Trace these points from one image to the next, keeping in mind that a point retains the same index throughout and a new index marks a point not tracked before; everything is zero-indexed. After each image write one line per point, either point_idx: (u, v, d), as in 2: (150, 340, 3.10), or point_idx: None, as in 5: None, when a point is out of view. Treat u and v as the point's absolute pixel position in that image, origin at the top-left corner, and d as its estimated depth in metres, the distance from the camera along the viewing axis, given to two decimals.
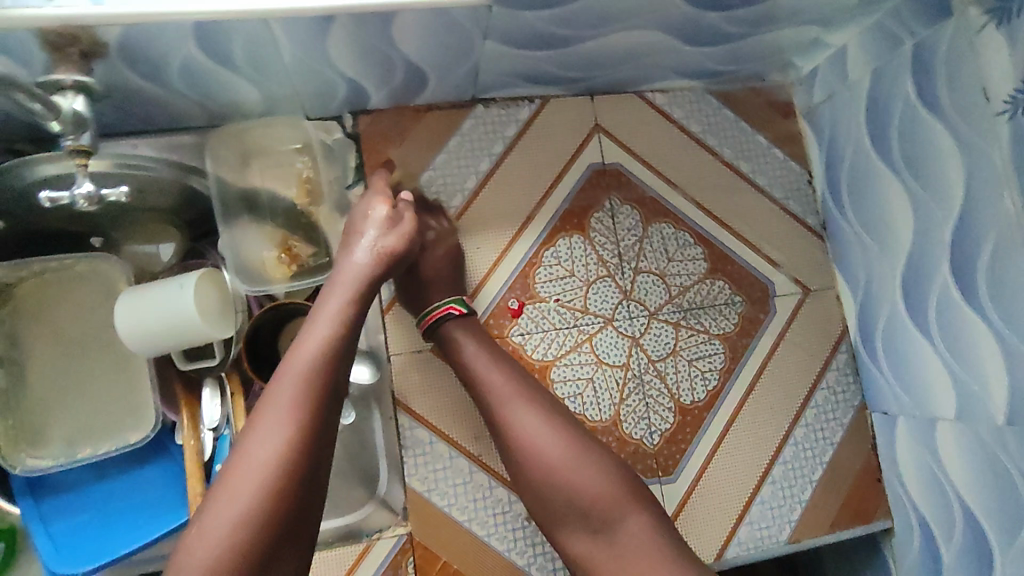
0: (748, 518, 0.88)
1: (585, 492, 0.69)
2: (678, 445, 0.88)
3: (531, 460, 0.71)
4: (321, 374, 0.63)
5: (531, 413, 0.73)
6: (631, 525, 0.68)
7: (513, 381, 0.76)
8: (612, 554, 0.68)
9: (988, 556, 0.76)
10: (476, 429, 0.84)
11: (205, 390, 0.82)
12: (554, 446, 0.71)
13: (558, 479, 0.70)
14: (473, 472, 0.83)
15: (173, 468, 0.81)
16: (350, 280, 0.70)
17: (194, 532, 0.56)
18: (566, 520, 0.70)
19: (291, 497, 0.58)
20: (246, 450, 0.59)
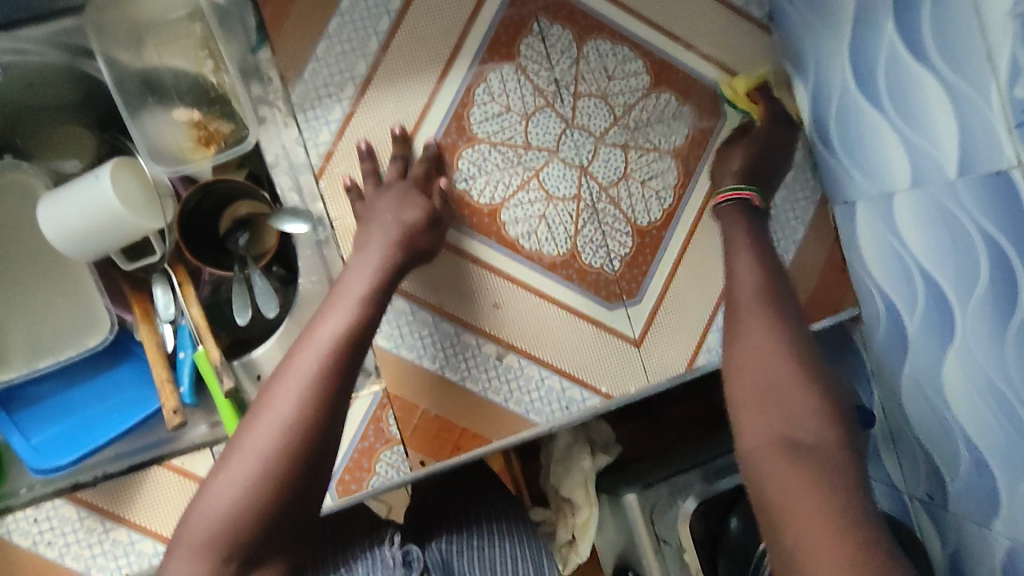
0: (716, 326, 0.89)
1: (806, 424, 0.58)
2: (641, 267, 0.88)
3: (769, 368, 0.62)
4: (345, 344, 0.61)
5: (780, 336, 0.64)
6: (827, 436, 0.58)
7: (769, 287, 0.69)
8: (806, 485, 0.54)
9: (950, 313, 0.77)
10: (435, 280, 0.84)
11: (154, 289, 0.82)
12: (785, 372, 0.61)
13: (775, 388, 0.61)
14: (439, 323, 0.83)
15: (141, 366, 0.83)
16: (376, 251, 0.71)
17: (218, 475, 0.55)
18: (764, 413, 0.60)
19: (311, 458, 0.56)
20: (265, 408, 0.57)
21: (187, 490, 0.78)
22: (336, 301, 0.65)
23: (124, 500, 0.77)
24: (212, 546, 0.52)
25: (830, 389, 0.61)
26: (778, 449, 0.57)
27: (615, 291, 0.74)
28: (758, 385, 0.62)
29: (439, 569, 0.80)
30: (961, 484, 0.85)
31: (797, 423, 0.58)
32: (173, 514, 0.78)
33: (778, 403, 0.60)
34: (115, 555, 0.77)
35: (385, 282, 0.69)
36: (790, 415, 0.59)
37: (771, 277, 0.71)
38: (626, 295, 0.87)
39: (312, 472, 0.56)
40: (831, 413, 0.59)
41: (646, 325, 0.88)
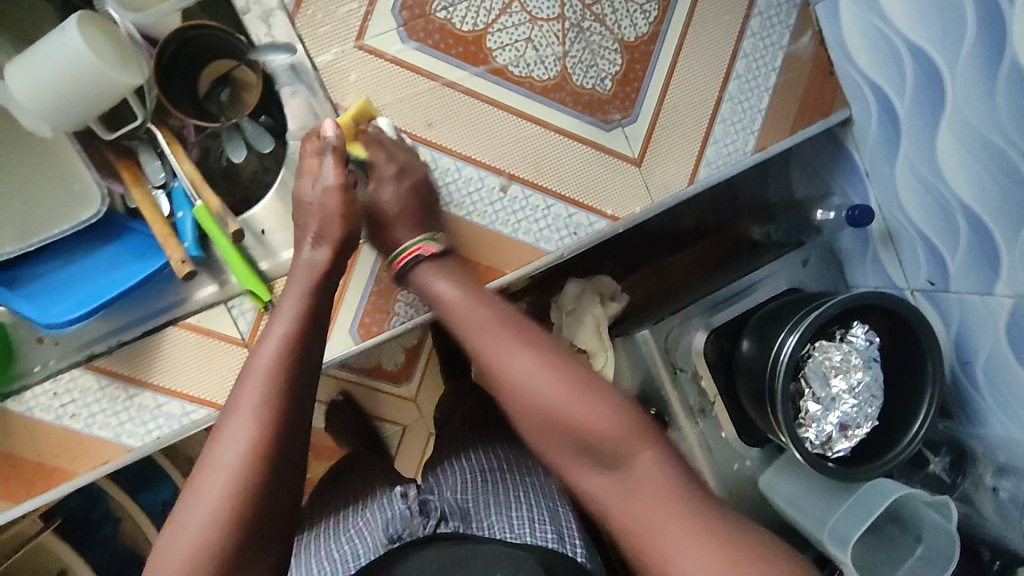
0: (713, 139, 0.89)
1: (596, 432, 0.57)
2: (632, 85, 0.87)
3: (526, 405, 0.60)
4: (282, 371, 0.59)
5: (522, 351, 0.61)
6: (642, 461, 0.56)
7: (496, 316, 0.65)
8: (625, 489, 0.56)
9: (940, 85, 0.79)
10: (428, 115, 0.82)
11: (143, 157, 0.80)
12: (557, 391, 0.59)
13: (548, 414, 0.58)
14: (438, 160, 0.82)
15: (138, 238, 0.82)
16: (304, 277, 0.69)
17: (181, 520, 0.53)
18: (568, 455, 0.58)
19: (264, 498, 0.54)
20: (213, 449, 0.55)
21: (207, 345, 0.78)
22: (268, 330, 0.63)
23: (145, 363, 0.77)
24: None
25: (619, 400, 0.59)
26: None
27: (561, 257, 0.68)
28: (536, 415, 0.59)
29: (449, 523, 0.82)
30: (960, 261, 0.88)
31: (605, 456, 0.57)
32: (195, 370, 0.77)
33: (570, 423, 0.58)
34: (144, 420, 0.76)
35: (320, 307, 0.67)
36: (563, 457, 0.59)
37: (497, 310, 0.66)
38: (622, 115, 0.87)
39: (271, 499, 0.55)
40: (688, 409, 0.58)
41: (644, 144, 0.88)
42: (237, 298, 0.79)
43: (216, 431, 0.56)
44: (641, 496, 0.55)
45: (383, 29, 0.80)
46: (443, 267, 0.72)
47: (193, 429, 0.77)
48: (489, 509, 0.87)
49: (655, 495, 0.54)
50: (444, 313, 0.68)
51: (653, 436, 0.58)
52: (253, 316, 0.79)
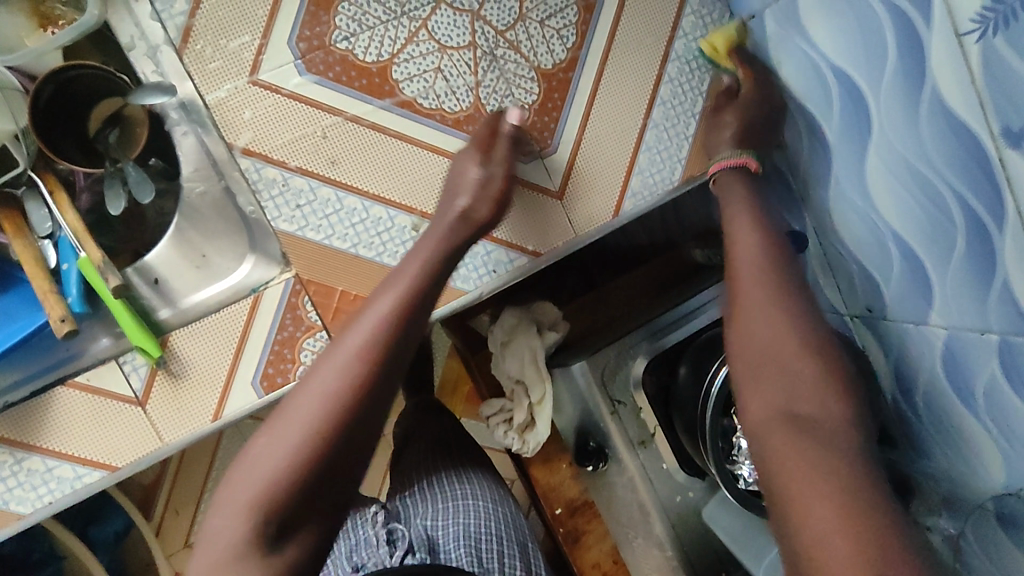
0: (638, 168, 0.85)
1: (801, 381, 0.59)
2: (551, 114, 0.83)
3: (744, 351, 0.63)
4: (392, 323, 0.60)
5: (770, 302, 0.64)
6: (799, 425, 0.56)
7: (769, 254, 0.68)
8: (813, 438, 0.55)
9: (866, 110, 0.76)
10: (332, 153, 0.77)
11: (26, 206, 0.75)
12: (786, 338, 0.62)
13: (772, 358, 0.61)
14: (342, 199, 0.78)
15: (30, 292, 0.78)
16: (445, 231, 0.72)
17: (262, 443, 0.54)
18: (764, 385, 0.60)
19: (354, 436, 0.55)
20: (311, 381, 0.57)
21: (96, 404, 0.73)
22: (392, 282, 0.65)
23: (32, 425, 0.72)
24: (245, 522, 0.52)
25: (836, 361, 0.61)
26: (778, 420, 0.57)
27: (746, 216, 0.73)
28: (752, 359, 0.62)
29: (415, 554, 0.86)
30: (896, 289, 0.85)
31: (801, 403, 0.57)
32: (88, 431, 0.73)
33: (769, 375, 0.60)
34: (34, 485, 0.72)
35: (452, 262, 0.70)
36: (794, 392, 0.58)
37: (757, 254, 0.69)
38: (540, 146, 0.83)
39: (346, 451, 0.54)
40: (828, 376, 0.59)
41: (565, 176, 0.84)
42: (129, 355, 0.75)
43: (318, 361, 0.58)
44: (800, 453, 0.54)
45: (279, 63, 0.76)
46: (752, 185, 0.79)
47: (88, 493, 0.73)
48: (467, 542, 0.87)
49: (816, 455, 0.53)
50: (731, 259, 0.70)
51: (836, 384, 0.59)
52: (146, 372, 0.74)
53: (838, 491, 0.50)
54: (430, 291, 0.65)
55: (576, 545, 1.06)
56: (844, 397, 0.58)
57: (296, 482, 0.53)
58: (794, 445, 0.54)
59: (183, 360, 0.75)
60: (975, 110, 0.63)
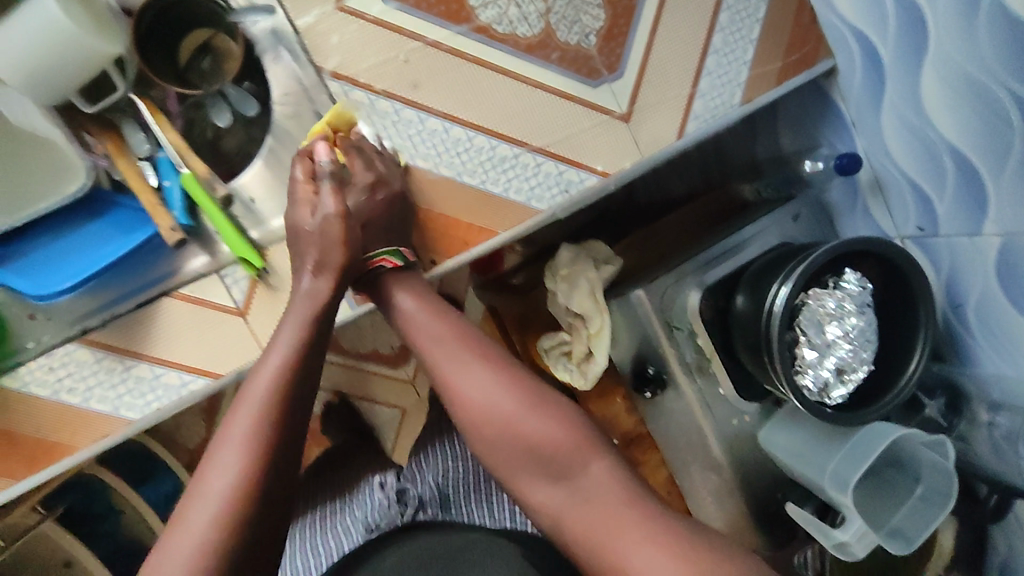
0: (699, 92, 0.89)
1: (551, 439, 0.66)
2: (617, 40, 0.86)
3: (483, 419, 0.68)
4: (283, 382, 0.63)
5: (485, 367, 0.71)
6: (593, 467, 0.65)
7: (504, 372, 0.70)
8: (579, 501, 0.64)
9: (923, 24, 0.80)
10: (413, 76, 0.81)
11: (125, 129, 0.79)
12: (507, 406, 0.68)
13: (520, 436, 0.67)
14: (425, 120, 0.82)
15: (124, 211, 0.80)
16: (307, 303, 0.71)
17: (196, 504, 0.56)
18: (522, 465, 0.67)
19: (273, 478, 0.59)
20: (212, 454, 0.59)
21: (201, 315, 0.77)
22: (281, 330, 0.68)
23: (141, 335, 0.76)
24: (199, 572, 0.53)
25: (579, 422, 0.68)
26: (603, 480, 0.65)
27: (418, 317, 0.75)
28: (493, 435, 0.68)
29: (426, 512, 0.90)
30: (948, 203, 0.89)
31: (573, 475, 0.65)
32: (192, 339, 0.77)
33: (520, 436, 0.67)
34: (143, 392, 0.76)
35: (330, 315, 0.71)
36: (512, 465, 0.68)
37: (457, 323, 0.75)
38: (607, 71, 0.87)
39: (274, 498, 0.59)
40: (586, 444, 0.66)
41: (630, 100, 0.87)
42: (230, 267, 0.78)
43: (223, 427, 0.60)
44: (578, 506, 0.64)
45: None
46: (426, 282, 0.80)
47: (192, 400, 0.77)
48: (469, 497, 0.94)
49: (615, 512, 0.62)
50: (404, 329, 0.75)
51: (609, 458, 0.66)
52: (247, 285, 0.78)
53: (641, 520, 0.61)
54: (322, 338, 0.69)
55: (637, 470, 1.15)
56: (592, 434, 0.68)
57: (212, 554, 0.54)
58: (633, 518, 0.61)
59: (280, 272, 0.79)
60: None
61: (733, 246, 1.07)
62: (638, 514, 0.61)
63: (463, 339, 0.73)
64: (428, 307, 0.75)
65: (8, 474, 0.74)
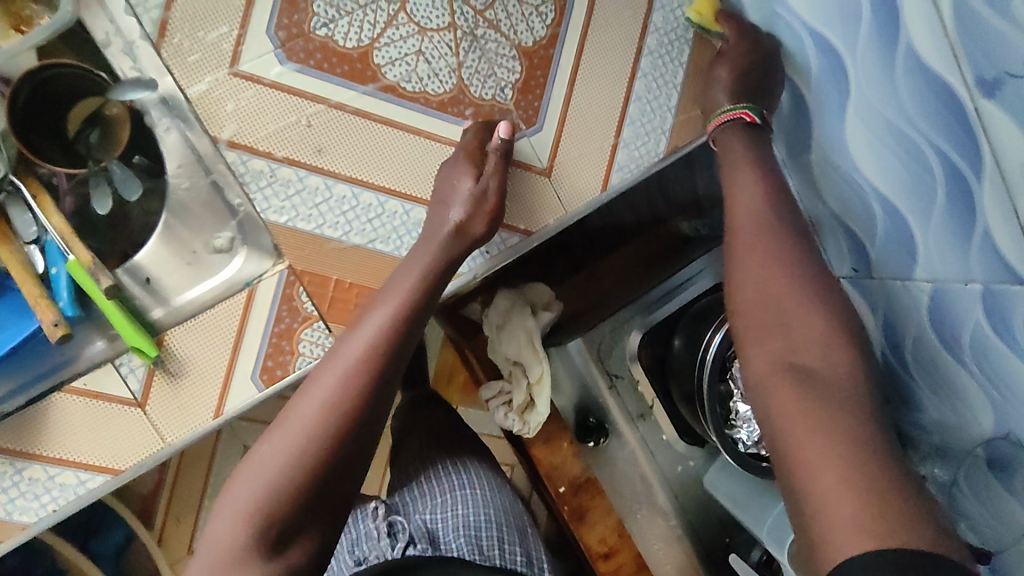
0: (622, 141, 0.86)
1: (812, 325, 0.59)
2: (534, 93, 0.83)
3: (754, 310, 0.62)
4: (384, 347, 0.65)
5: (768, 264, 0.63)
6: (838, 369, 0.56)
7: (771, 236, 0.65)
8: (810, 398, 0.55)
9: (846, 70, 0.79)
10: (317, 141, 0.77)
11: (7, 212, 0.73)
12: (807, 299, 0.60)
13: (767, 310, 0.61)
14: (332, 187, 0.77)
15: (14, 299, 0.76)
16: (434, 234, 0.75)
17: (254, 461, 0.57)
18: (762, 337, 0.59)
19: (352, 438, 0.58)
20: (310, 392, 0.61)
21: (96, 408, 0.73)
22: (377, 307, 0.69)
23: (32, 433, 0.71)
24: (260, 511, 0.54)
25: (830, 320, 0.60)
26: (784, 377, 0.57)
27: (748, 162, 0.73)
28: (759, 314, 0.61)
29: (416, 543, 0.89)
30: (880, 246, 0.87)
31: (799, 351, 0.58)
32: (87, 435, 0.73)
33: (796, 331, 0.59)
34: (37, 493, 0.71)
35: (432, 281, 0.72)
36: (783, 354, 0.58)
37: (766, 217, 0.68)
38: (525, 124, 0.83)
39: (351, 446, 0.58)
40: (838, 335, 0.58)
41: (551, 153, 0.84)
42: (125, 355, 0.74)
43: (314, 376, 0.62)
44: (810, 430, 0.53)
45: (258, 53, 0.75)
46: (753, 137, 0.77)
47: (92, 498, 0.72)
48: (471, 534, 0.88)
49: (829, 428, 0.53)
50: (729, 219, 0.70)
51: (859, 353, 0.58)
52: (143, 373, 0.73)
53: (879, 485, 0.49)
54: (422, 308, 0.70)
55: (582, 521, 1.11)
56: (858, 357, 0.58)
57: (291, 491, 0.55)
58: (808, 415, 0.54)
59: (181, 359, 0.74)
60: (948, 63, 0.66)
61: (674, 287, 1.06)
62: (858, 457, 0.50)
63: (767, 195, 0.68)
64: (750, 159, 0.73)
65: None
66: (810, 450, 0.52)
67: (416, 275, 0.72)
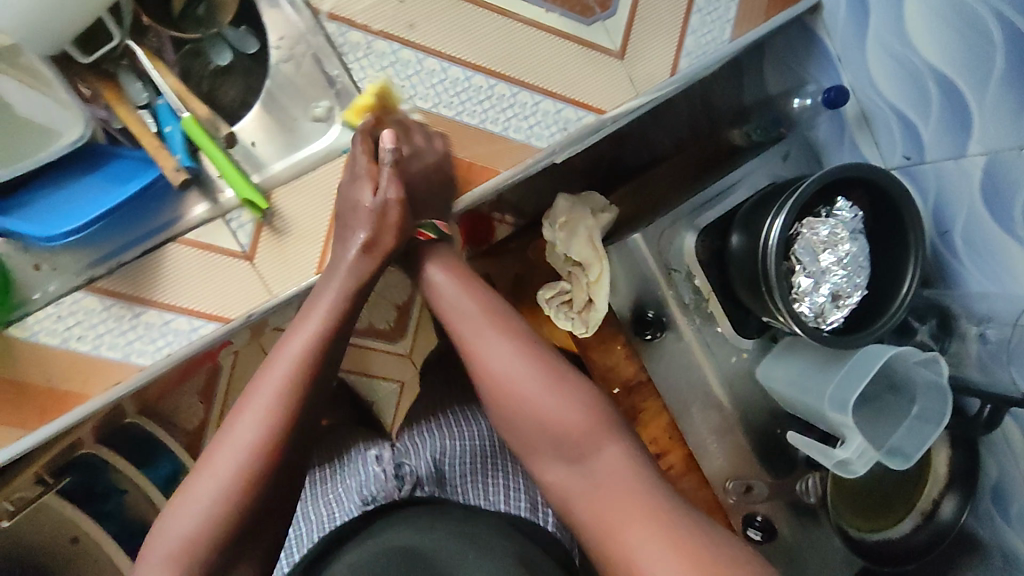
0: (690, 29, 0.91)
1: (562, 423, 0.70)
2: None
3: (523, 412, 0.72)
4: (301, 377, 0.67)
5: (505, 349, 0.74)
6: (607, 453, 0.69)
7: (491, 311, 0.76)
8: (589, 484, 0.68)
9: None
10: (408, 16, 0.81)
11: (122, 78, 0.79)
12: (568, 416, 0.70)
13: (530, 410, 0.71)
14: (423, 61, 0.82)
15: (128, 161, 0.80)
16: (343, 278, 0.74)
17: (180, 503, 0.63)
18: (539, 447, 0.72)
19: (264, 478, 0.64)
20: (223, 437, 0.65)
21: (209, 259, 0.77)
22: (295, 331, 0.70)
23: (148, 281, 0.76)
24: (183, 556, 0.61)
25: (593, 402, 0.72)
26: (564, 459, 0.70)
27: (451, 286, 0.77)
28: (526, 426, 0.72)
29: (424, 488, 0.89)
30: (933, 128, 0.93)
31: (583, 457, 0.69)
32: (201, 284, 0.77)
33: (537, 419, 0.71)
34: (153, 337, 0.76)
35: (352, 304, 0.73)
36: (531, 443, 0.72)
37: (485, 300, 0.77)
38: (600, 9, 0.87)
39: (271, 482, 0.65)
40: (603, 427, 0.70)
41: (623, 38, 0.89)
42: (236, 211, 0.79)
43: (232, 419, 0.65)
44: (590, 491, 0.68)
45: None
46: (458, 255, 0.81)
47: (203, 345, 0.77)
48: (472, 478, 0.93)
49: (638, 483, 0.67)
50: (436, 300, 0.78)
51: (621, 428, 0.71)
52: (253, 228, 0.78)
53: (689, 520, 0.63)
54: (343, 332, 0.72)
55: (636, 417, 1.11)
56: (610, 417, 0.72)
57: (215, 538, 0.62)
58: (631, 497, 0.65)
59: (285, 217, 0.79)
60: None
61: (721, 193, 1.09)
62: (656, 503, 0.64)
63: (486, 313, 0.76)
64: (454, 277, 0.78)
65: (18, 424, 0.74)
66: (632, 531, 0.63)
67: (341, 289, 0.73)
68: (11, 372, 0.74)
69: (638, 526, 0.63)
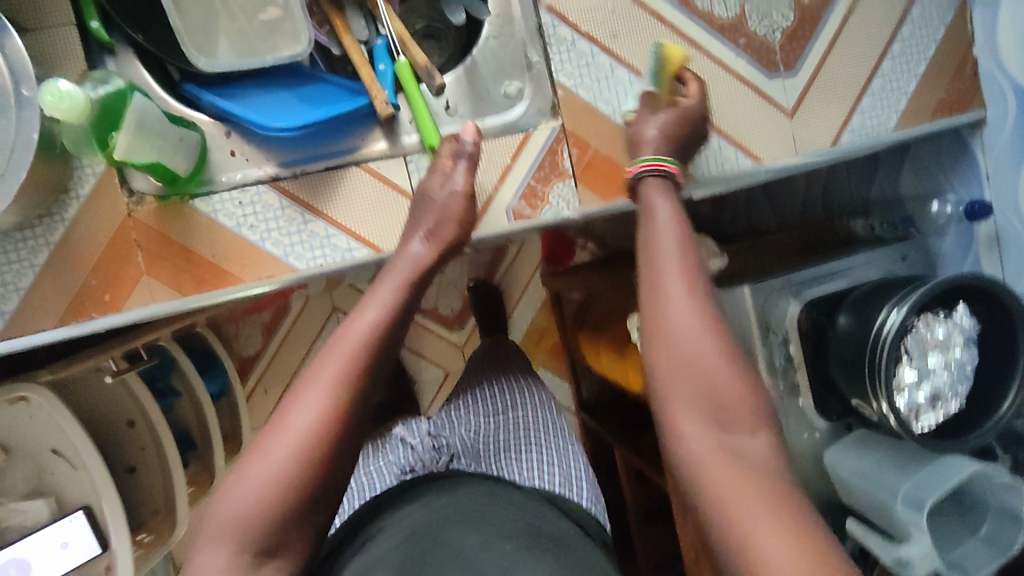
0: (860, 109, 0.95)
1: (729, 390, 0.61)
2: (800, 42, 0.93)
3: (671, 353, 0.63)
4: (368, 354, 0.62)
5: (689, 300, 0.64)
6: (756, 437, 0.60)
7: (687, 253, 0.67)
8: (733, 452, 0.59)
9: None
10: (613, 28, 0.88)
11: (350, 12, 0.87)
12: (707, 345, 0.62)
13: (690, 362, 0.62)
14: (614, 69, 0.89)
15: (330, 83, 0.87)
16: (408, 266, 0.71)
17: (235, 483, 0.58)
18: (680, 399, 0.61)
19: (327, 464, 0.58)
20: (285, 417, 0.59)
21: (379, 190, 0.83)
22: (365, 305, 0.65)
23: (323, 194, 0.82)
24: (245, 531, 0.56)
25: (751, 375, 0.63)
26: (723, 456, 0.58)
27: (674, 224, 0.69)
28: (678, 368, 0.62)
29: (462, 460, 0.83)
30: None
31: (732, 430, 0.60)
32: (366, 211, 0.83)
33: (690, 365, 0.62)
34: (313, 246, 0.82)
35: (415, 289, 0.69)
36: (681, 396, 0.61)
37: (689, 243, 0.69)
38: (784, 66, 0.93)
39: (336, 463, 0.59)
40: (759, 419, 0.61)
41: (798, 98, 0.94)
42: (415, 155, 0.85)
43: (292, 399, 0.59)
44: (729, 470, 0.58)
45: None
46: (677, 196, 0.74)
47: (354, 265, 0.82)
48: (502, 452, 0.88)
49: (763, 478, 0.57)
50: (648, 225, 0.71)
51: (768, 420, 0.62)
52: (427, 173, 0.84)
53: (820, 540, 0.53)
54: (410, 305, 0.68)
55: None
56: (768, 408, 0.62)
57: (266, 512, 0.56)
58: (755, 497, 0.55)
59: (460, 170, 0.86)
60: None
61: (831, 273, 1.10)
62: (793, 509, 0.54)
63: (685, 245, 0.68)
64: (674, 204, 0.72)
65: (177, 286, 0.80)
66: (758, 528, 0.53)
67: (402, 282, 0.68)
68: (185, 240, 0.80)
69: (755, 525, 0.54)
